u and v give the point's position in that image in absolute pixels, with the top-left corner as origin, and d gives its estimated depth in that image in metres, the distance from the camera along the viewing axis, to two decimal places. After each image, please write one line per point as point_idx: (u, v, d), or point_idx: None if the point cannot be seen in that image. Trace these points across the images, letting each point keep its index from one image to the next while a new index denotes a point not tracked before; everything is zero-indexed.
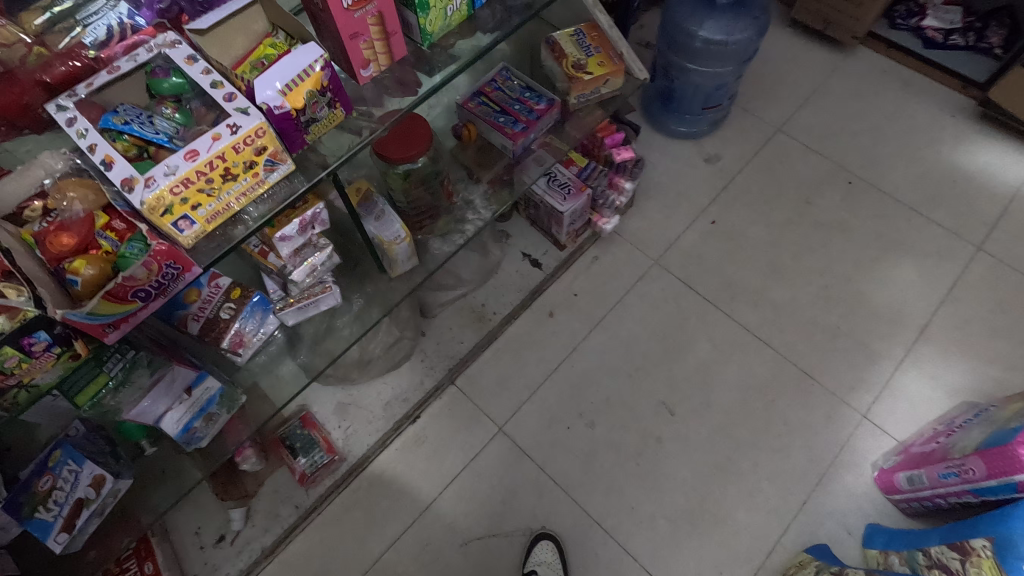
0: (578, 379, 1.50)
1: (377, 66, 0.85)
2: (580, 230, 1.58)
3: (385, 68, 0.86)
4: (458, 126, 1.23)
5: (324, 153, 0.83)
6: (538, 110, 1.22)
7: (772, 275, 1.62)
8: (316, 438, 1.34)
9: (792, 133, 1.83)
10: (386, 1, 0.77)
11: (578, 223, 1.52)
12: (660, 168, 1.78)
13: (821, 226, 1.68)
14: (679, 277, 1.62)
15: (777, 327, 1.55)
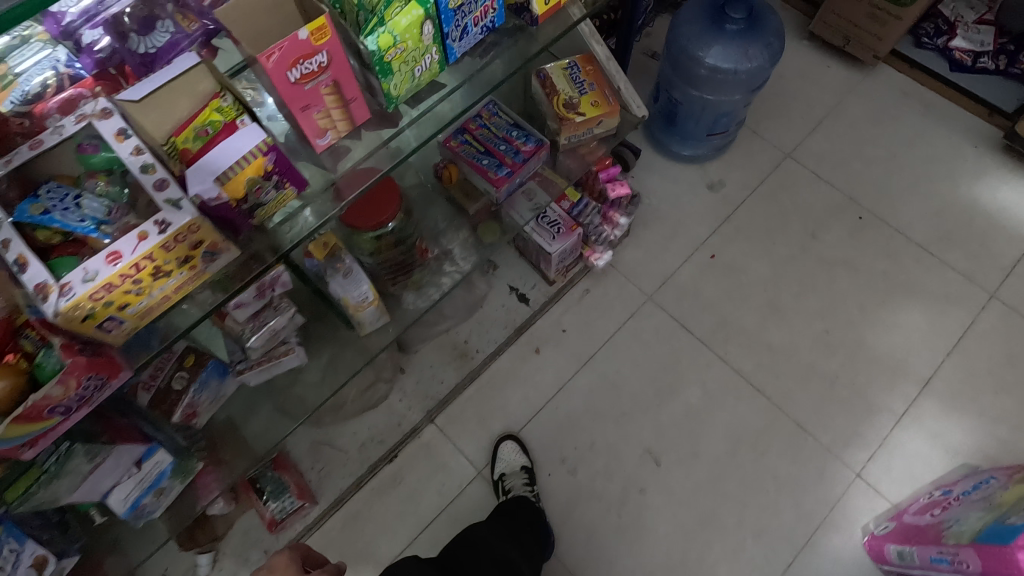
0: (562, 422, 1.45)
1: (336, 133, 0.77)
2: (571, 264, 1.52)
3: (345, 134, 0.78)
4: (439, 166, 1.15)
5: (275, 236, 0.77)
6: (525, 151, 1.14)
7: (772, 316, 1.53)
8: (287, 482, 1.29)
9: (803, 159, 1.72)
10: (341, 69, 0.69)
11: (568, 260, 1.45)
12: (660, 194, 1.69)
13: (826, 264, 1.59)
14: (673, 315, 1.54)
15: (773, 373, 1.47)
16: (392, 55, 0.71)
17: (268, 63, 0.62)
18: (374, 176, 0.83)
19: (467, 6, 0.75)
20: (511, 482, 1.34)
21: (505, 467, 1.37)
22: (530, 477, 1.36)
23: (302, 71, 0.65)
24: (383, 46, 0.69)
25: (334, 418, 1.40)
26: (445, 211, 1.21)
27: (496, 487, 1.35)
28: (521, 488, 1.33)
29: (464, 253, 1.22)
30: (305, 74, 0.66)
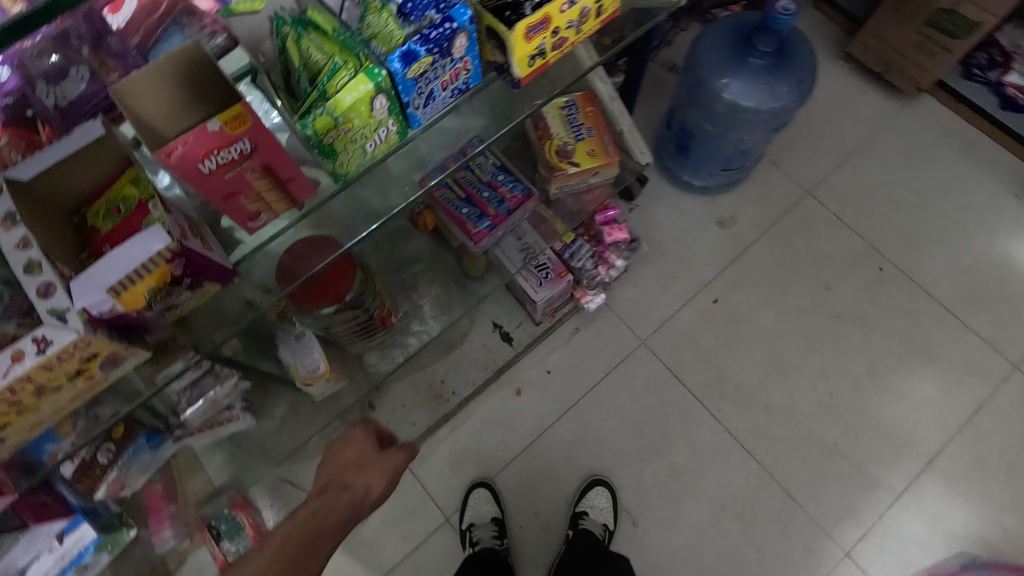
0: (538, 472, 1.37)
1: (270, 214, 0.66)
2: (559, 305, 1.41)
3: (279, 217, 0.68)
4: (414, 213, 1.04)
5: (196, 332, 0.68)
6: (509, 201, 1.03)
7: (773, 372, 1.43)
8: (242, 524, 1.21)
9: (824, 199, 1.58)
10: (271, 153, 0.58)
11: (556, 303, 1.35)
12: (665, 227, 1.56)
13: (838, 319, 1.47)
14: (666, 364, 1.44)
15: (767, 437, 1.38)
16: (335, 136, 0.61)
17: (170, 160, 0.52)
18: (333, 247, 0.76)
19: (432, 72, 0.64)
20: (479, 534, 1.27)
21: (473, 516, 1.29)
22: (500, 528, 1.29)
23: (218, 161, 0.55)
24: (321, 127, 0.60)
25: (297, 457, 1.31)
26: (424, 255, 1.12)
27: (464, 538, 1.28)
28: (490, 541, 1.27)
29: (434, 311, 1.14)
30: (222, 164, 0.55)
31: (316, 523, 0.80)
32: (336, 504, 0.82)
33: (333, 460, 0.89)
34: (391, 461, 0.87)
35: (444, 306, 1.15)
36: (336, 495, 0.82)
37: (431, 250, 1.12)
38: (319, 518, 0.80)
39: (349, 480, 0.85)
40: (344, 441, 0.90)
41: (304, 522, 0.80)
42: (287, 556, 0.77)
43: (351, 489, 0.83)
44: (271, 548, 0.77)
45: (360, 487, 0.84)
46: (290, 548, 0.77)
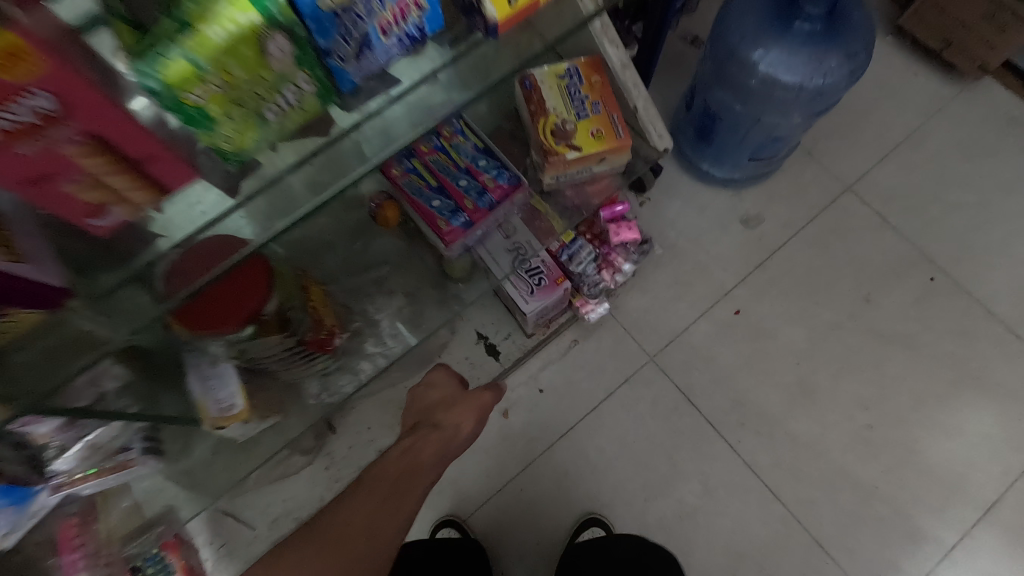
0: (526, 507, 1.18)
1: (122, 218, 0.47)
2: (555, 315, 1.21)
3: (135, 222, 0.48)
4: (374, 203, 0.83)
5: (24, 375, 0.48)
6: (492, 192, 0.83)
7: (802, 399, 1.22)
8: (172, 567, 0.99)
9: (867, 197, 1.36)
10: (97, 118, 0.38)
11: (551, 313, 1.15)
12: (680, 226, 1.35)
13: (880, 337, 1.26)
14: (678, 385, 1.24)
15: (794, 475, 1.18)
16: (202, 94, 0.41)
17: None
18: (241, 247, 0.52)
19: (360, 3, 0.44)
20: None
21: None
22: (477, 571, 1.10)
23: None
24: (175, 78, 0.40)
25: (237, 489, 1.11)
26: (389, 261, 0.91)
27: None
28: None
29: (395, 327, 0.94)
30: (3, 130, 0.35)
31: (407, 460, 0.72)
32: (428, 442, 0.74)
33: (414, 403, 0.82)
34: (478, 404, 0.80)
35: (408, 319, 0.94)
36: (426, 433, 0.75)
37: (398, 252, 0.91)
38: (411, 456, 0.72)
39: (438, 417, 0.78)
40: (423, 384, 0.83)
41: (397, 458, 0.72)
42: (382, 489, 0.69)
43: (441, 428, 0.76)
44: (369, 482, 0.71)
45: (450, 426, 0.76)
46: (386, 484, 0.70)
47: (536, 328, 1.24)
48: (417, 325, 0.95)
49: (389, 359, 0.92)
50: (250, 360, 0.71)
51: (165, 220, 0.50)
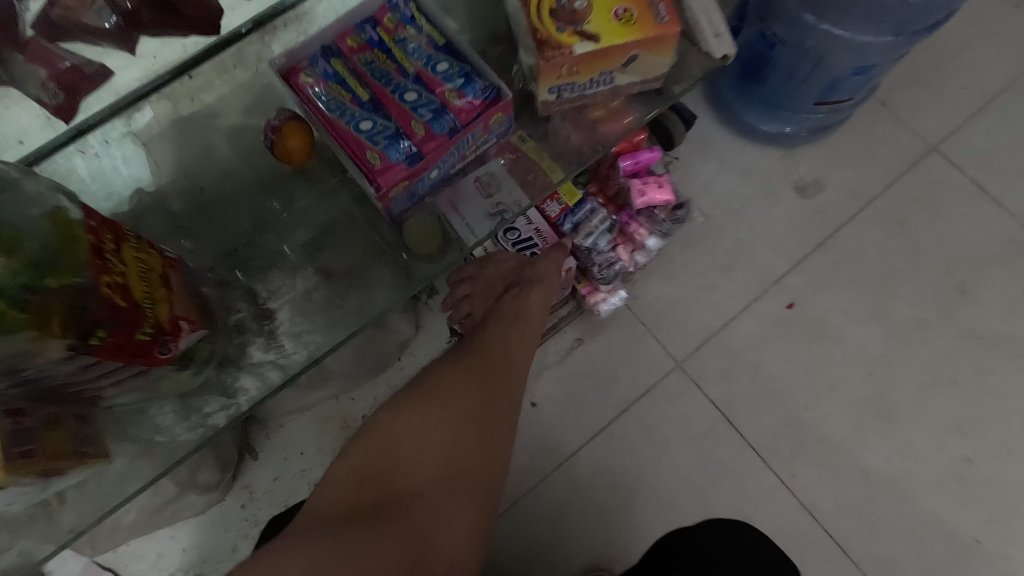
0: (512, 561, 0.89)
1: None
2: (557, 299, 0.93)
3: None
4: (270, 128, 0.56)
5: None
6: (454, 112, 0.52)
7: (877, 420, 0.93)
8: None
9: (958, 159, 1.05)
10: None
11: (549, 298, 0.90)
12: (717, 193, 1.04)
13: (979, 341, 0.96)
14: (714, 400, 0.94)
15: (867, 522, 0.89)
16: None
17: None
18: None
19: None
20: None
21: None
22: None
23: None
24: None
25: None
26: (312, 233, 0.65)
27: None
28: None
29: (302, 332, 0.60)
30: None
31: (510, 321, 0.68)
32: (534, 301, 0.69)
33: (484, 280, 0.72)
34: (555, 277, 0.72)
35: (320, 319, 0.60)
36: (520, 326, 0.67)
37: (325, 221, 0.65)
38: (520, 304, 0.68)
39: (531, 272, 0.71)
40: (491, 260, 0.73)
41: (497, 338, 0.66)
42: (491, 363, 0.64)
43: (539, 284, 0.71)
44: (476, 348, 0.65)
45: (542, 280, 0.71)
46: (495, 371, 0.64)
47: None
48: (339, 319, 0.61)
49: (285, 374, 0.57)
50: (19, 376, 0.42)
51: None
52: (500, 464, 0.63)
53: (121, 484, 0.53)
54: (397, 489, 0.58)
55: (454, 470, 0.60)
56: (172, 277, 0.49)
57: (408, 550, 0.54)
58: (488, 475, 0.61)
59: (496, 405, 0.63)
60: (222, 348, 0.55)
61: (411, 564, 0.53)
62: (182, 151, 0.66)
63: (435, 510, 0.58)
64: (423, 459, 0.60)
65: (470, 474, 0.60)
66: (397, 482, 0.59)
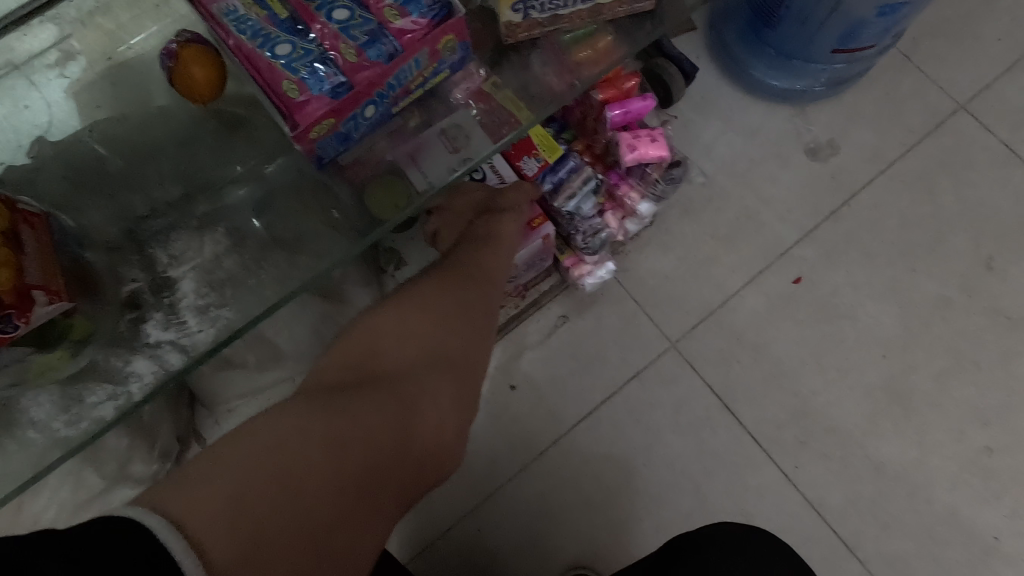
0: (487, 560, 0.82)
1: None
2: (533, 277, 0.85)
3: None
4: (167, 53, 0.48)
5: None
6: (393, 33, 0.41)
7: (890, 408, 0.84)
8: None
9: (990, 120, 0.95)
10: None
11: (526, 273, 0.80)
12: (720, 157, 0.94)
13: (1005, 321, 0.87)
14: (712, 384, 0.86)
15: (876, 519, 0.81)
16: None
17: None
18: None
19: None
20: None
21: None
22: None
23: None
24: None
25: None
26: (245, 193, 0.54)
27: None
28: None
29: (209, 303, 0.50)
30: None
31: (480, 242, 0.65)
32: (507, 227, 0.65)
33: (453, 211, 0.68)
34: (527, 206, 0.67)
35: (229, 290, 0.51)
36: (495, 246, 0.64)
37: (262, 176, 0.54)
38: (490, 232, 0.65)
39: (499, 203, 0.66)
40: (460, 190, 0.67)
41: (470, 254, 0.64)
42: (463, 273, 0.63)
43: (511, 213, 0.66)
44: (451, 262, 0.64)
45: (515, 208, 0.66)
46: (472, 279, 0.64)
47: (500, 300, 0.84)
48: (257, 292, 0.51)
49: (186, 360, 0.48)
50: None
51: None
52: (478, 357, 0.62)
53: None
54: (379, 368, 0.56)
55: (434, 355, 0.59)
56: (26, 235, 0.41)
57: (394, 412, 0.52)
58: (467, 362, 0.61)
59: (474, 304, 0.63)
60: (107, 328, 0.47)
61: (401, 427, 0.52)
62: (118, 99, 0.55)
63: (417, 386, 0.56)
64: (404, 343, 0.58)
65: (451, 359, 0.60)
66: (378, 362, 0.56)
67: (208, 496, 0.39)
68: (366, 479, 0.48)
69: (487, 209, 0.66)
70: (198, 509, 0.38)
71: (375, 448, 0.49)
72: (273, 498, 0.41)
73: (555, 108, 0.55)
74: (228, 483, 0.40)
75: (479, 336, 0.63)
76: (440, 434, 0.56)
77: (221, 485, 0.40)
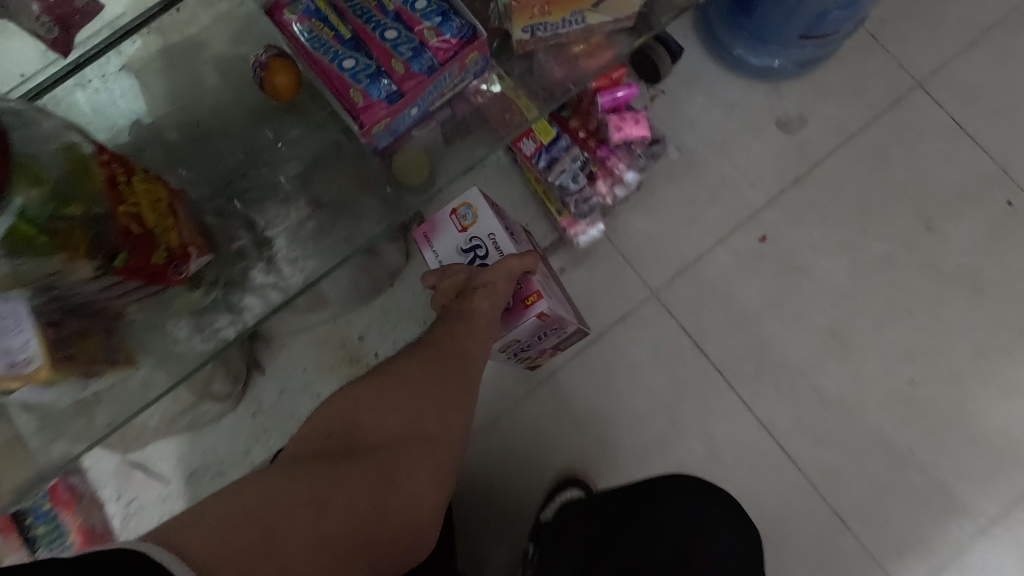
0: (497, 469, 1.00)
1: None
2: (564, 333, 0.89)
3: None
4: (258, 65, 0.61)
5: None
6: (433, 50, 0.55)
7: (833, 347, 1.01)
8: (65, 527, 0.88)
9: (941, 96, 1.06)
10: None
11: (548, 334, 0.86)
12: (701, 128, 1.07)
13: (938, 275, 1.02)
14: (685, 326, 1.02)
15: (816, 436, 0.98)
16: None
17: None
18: None
19: None
20: None
21: None
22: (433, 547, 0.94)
23: None
24: None
25: (138, 438, 0.91)
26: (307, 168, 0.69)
27: None
28: None
29: (295, 251, 0.66)
30: None
31: (457, 320, 0.74)
32: (479, 305, 0.72)
33: (446, 279, 0.75)
34: (504, 282, 0.72)
35: (313, 243, 0.66)
36: (465, 324, 0.72)
37: (315, 151, 0.69)
38: (466, 312, 0.73)
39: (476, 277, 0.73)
40: (448, 270, 0.75)
41: (449, 331, 0.73)
42: (442, 350, 0.72)
43: (485, 290, 0.72)
44: (432, 343, 0.73)
45: (488, 285, 0.72)
46: (448, 354, 0.72)
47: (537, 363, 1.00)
48: (330, 248, 0.66)
49: (283, 296, 0.63)
50: (57, 291, 0.51)
51: None
52: (457, 430, 0.69)
53: (144, 391, 0.61)
54: (362, 440, 0.64)
55: (415, 429, 0.66)
56: (179, 208, 0.59)
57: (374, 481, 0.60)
58: (447, 437, 0.67)
59: (453, 383, 0.70)
60: (225, 272, 0.63)
61: (377, 496, 0.59)
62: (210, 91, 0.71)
63: (398, 462, 0.63)
64: (385, 419, 0.66)
65: (431, 435, 0.66)
66: (362, 434, 0.65)
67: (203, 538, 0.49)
68: (344, 538, 0.55)
69: (463, 291, 0.74)
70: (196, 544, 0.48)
71: (355, 513, 0.57)
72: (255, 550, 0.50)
73: (561, 101, 0.68)
74: (218, 530, 0.50)
75: (459, 412, 0.70)
76: (421, 500, 0.62)
77: (220, 537, 0.49)
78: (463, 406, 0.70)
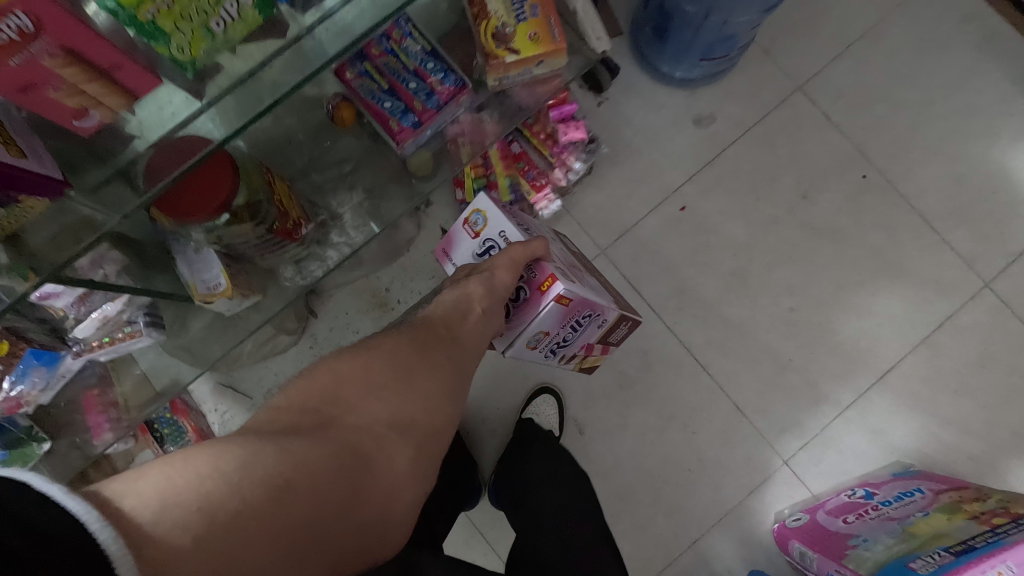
0: (491, 383, 1.36)
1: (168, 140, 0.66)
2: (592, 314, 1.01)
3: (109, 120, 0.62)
4: (331, 105, 0.93)
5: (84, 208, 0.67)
6: (439, 95, 0.89)
7: (734, 287, 1.37)
8: (184, 428, 1.23)
9: (816, 96, 1.41)
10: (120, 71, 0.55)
11: (577, 314, 0.98)
12: (635, 125, 1.41)
13: (811, 231, 1.37)
14: (626, 275, 1.37)
15: (721, 350, 1.35)
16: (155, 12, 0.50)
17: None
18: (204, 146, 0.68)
19: None
20: None
21: None
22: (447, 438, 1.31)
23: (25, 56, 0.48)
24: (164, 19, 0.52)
25: (231, 365, 1.27)
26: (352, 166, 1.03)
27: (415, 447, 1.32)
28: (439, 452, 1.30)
29: (355, 220, 1.05)
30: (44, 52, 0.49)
31: (455, 309, 0.87)
32: (474, 289, 0.87)
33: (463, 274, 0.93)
34: (504, 273, 0.87)
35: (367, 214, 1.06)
36: (464, 310, 0.87)
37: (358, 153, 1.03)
38: (463, 301, 0.87)
39: (480, 266, 0.89)
40: (464, 271, 0.96)
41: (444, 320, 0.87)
42: (430, 340, 0.84)
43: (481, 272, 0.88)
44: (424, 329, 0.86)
45: (486, 270, 0.87)
46: (437, 346, 0.84)
47: (593, 365, 1.28)
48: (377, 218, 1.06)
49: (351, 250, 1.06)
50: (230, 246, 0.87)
51: (140, 121, 0.64)
52: (431, 419, 0.78)
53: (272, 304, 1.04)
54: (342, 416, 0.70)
55: (395, 416, 0.74)
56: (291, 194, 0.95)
57: (349, 456, 0.64)
58: (425, 425, 0.77)
59: (435, 367, 0.82)
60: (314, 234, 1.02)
61: (351, 468, 0.63)
62: None
63: (376, 445, 0.69)
64: (368, 402, 0.73)
65: (411, 421, 0.75)
66: (342, 411, 0.71)
67: (151, 502, 0.47)
68: (312, 506, 0.57)
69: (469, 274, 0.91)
70: (145, 509, 0.47)
71: (326, 483, 0.59)
72: (209, 514, 0.49)
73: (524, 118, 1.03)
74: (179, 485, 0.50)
75: (441, 402, 0.80)
76: (392, 476, 0.69)
77: (180, 492, 0.49)
78: (441, 396, 0.81)
